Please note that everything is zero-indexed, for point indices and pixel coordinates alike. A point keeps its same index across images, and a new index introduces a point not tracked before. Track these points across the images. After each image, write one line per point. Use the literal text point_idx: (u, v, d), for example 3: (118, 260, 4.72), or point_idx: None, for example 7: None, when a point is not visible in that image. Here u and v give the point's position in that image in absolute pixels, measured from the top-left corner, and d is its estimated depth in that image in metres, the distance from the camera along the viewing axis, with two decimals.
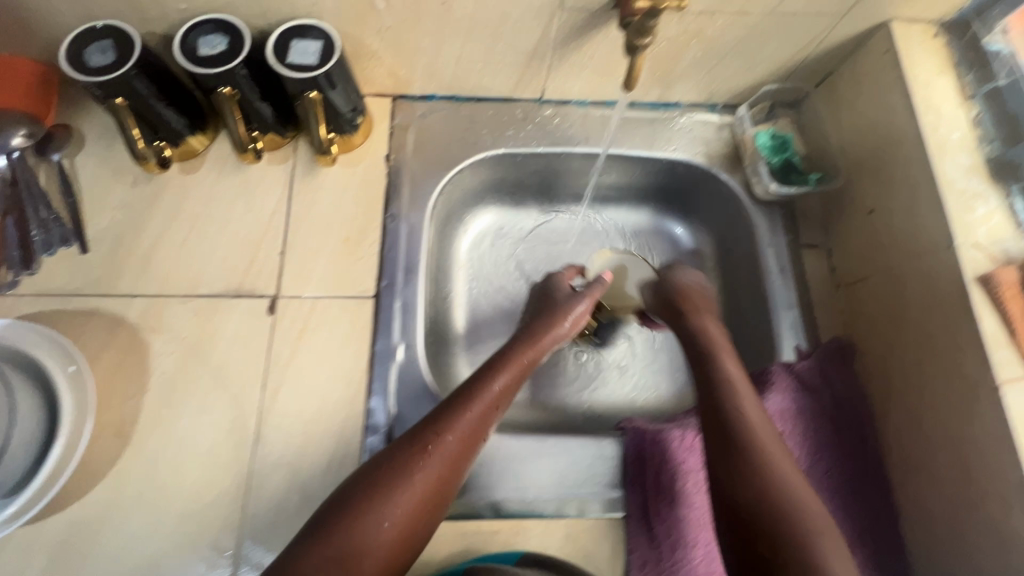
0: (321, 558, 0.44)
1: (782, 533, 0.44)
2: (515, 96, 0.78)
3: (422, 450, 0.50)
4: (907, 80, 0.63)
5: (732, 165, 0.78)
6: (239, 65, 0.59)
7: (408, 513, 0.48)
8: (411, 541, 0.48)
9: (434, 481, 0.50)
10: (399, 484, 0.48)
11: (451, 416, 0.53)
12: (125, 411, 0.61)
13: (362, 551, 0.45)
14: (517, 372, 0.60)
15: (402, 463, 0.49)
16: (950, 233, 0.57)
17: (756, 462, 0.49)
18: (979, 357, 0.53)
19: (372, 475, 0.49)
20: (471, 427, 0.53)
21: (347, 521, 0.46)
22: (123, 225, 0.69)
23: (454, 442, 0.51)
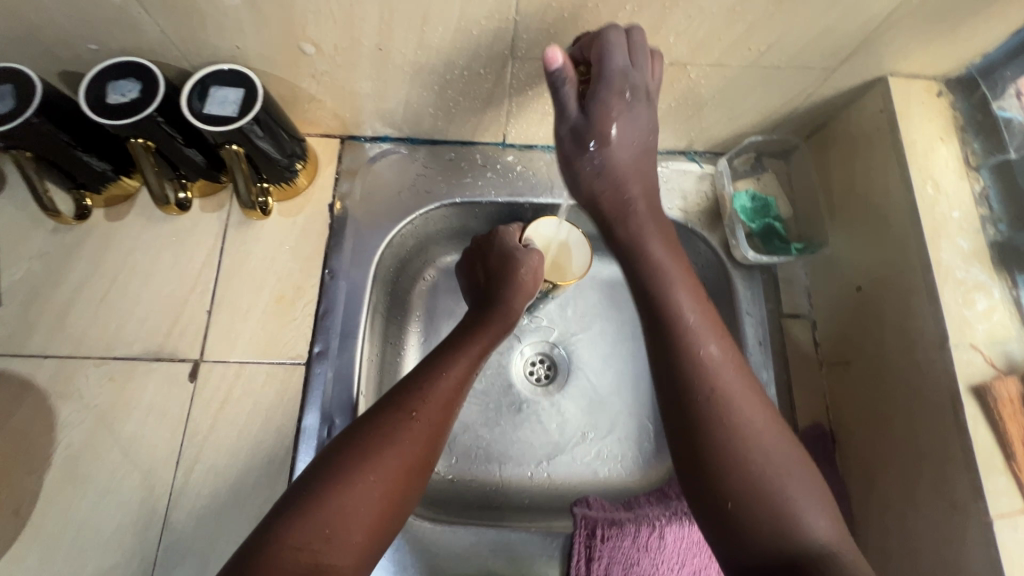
0: (310, 537, 0.42)
1: (762, 520, 0.42)
2: (475, 139, 0.72)
3: (404, 420, 0.49)
4: (904, 146, 0.56)
5: (710, 223, 0.69)
6: (153, 116, 0.54)
7: (387, 485, 0.46)
8: (397, 513, 0.47)
9: (416, 450, 0.48)
10: (378, 453, 0.47)
11: (430, 386, 0.53)
12: (24, 489, 0.56)
13: (354, 525, 0.44)
14: (496, 335, 0.61)
15: (383, 433, 0.48)
16: (943, 331, 0.50)
17: (729, 434, 0.44)
18: (970, 483, 0.46)
19: (353, 446, 0.47)
20: (447, 394, 0.53)
21: (335, 497, 0.44)
22: (38, 276, 0.63)
23: (433, 410, 0.51)
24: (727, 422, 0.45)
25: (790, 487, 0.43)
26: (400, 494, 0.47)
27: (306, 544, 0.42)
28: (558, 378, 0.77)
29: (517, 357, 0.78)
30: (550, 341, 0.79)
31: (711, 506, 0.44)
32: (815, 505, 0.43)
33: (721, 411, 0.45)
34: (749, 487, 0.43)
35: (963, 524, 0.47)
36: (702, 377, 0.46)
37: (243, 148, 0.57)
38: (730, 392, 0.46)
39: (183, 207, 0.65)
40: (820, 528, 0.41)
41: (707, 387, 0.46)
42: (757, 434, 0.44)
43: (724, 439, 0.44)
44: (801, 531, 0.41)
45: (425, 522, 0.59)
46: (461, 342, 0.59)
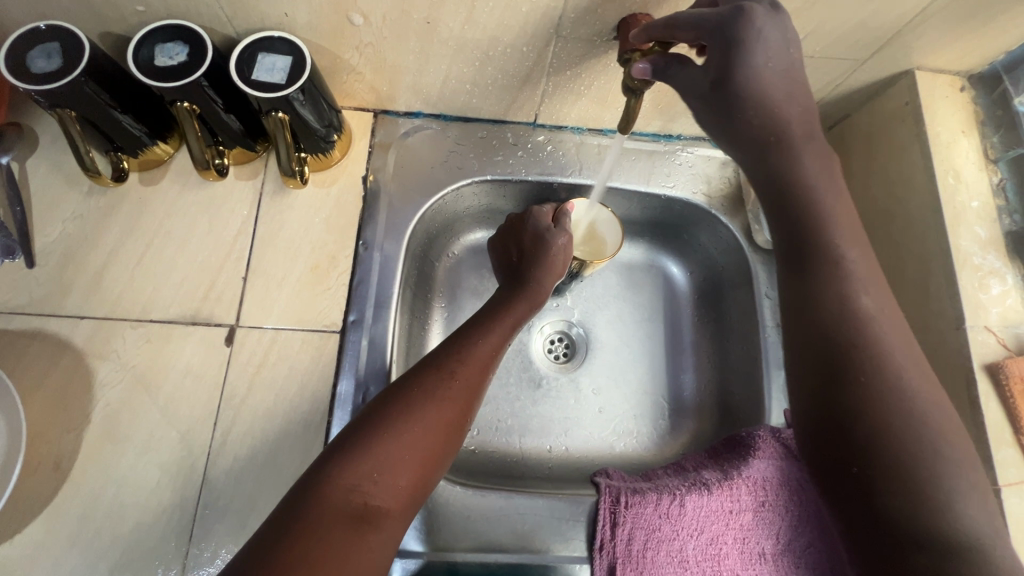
0: (360, 479, 0.43)
1: (910, 486, 0.40)
2: (507, 118, 0.73)
3: (444, 379, 0.51)
4: (927, 138, 0.58)
5: (733, 208, 0.73)
6: (200, 81, 0.54)
7: (428, 437, 0.48)
8: (436, 469, 0.48)
9: (455, 407, 0.50)
10: (420, 407, 0.49)
11: (467, 351, 0.55)
12: (64, 446, 0.57)
13: (401, 472, 0.45)
14: (526, 307, 0.63)
15: (425, 390, 0.50)
16: (960, 313, 0.53)
17: (892, 394, 0.42)
18: (981, 455, 0.50)
19: (398, 400, 0.49)
20: (483, 358, 0.55)
21: (381, 443, 0.45)
22: (74, 238, 0.64)
23: (470, 371, 0.53)
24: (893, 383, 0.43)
25: (947, 462, 0.41)
26: (440, 449, 0.48)
27: (356, 485, 0.43)
28: (576, 355, 0.79)
29: (537, 336, 0.79)
30: (569, 320, 0.80)
31: (839, 461, 0.43)
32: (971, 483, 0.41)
33: (887, 371, 0.43)
34: (906, 446, 0.41)
35: None
36: (870, 333, 0.44)
37: (287, 117, 0.58)
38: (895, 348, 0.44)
39: (221, 172, 0.66)
40: (973, 511, 0.40)
41: (865, 338, 0.44)
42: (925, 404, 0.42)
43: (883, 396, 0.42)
44: (954, 507, 0.40)
45: (456, 487, 0.61)
46: (494, 314, 0.61)
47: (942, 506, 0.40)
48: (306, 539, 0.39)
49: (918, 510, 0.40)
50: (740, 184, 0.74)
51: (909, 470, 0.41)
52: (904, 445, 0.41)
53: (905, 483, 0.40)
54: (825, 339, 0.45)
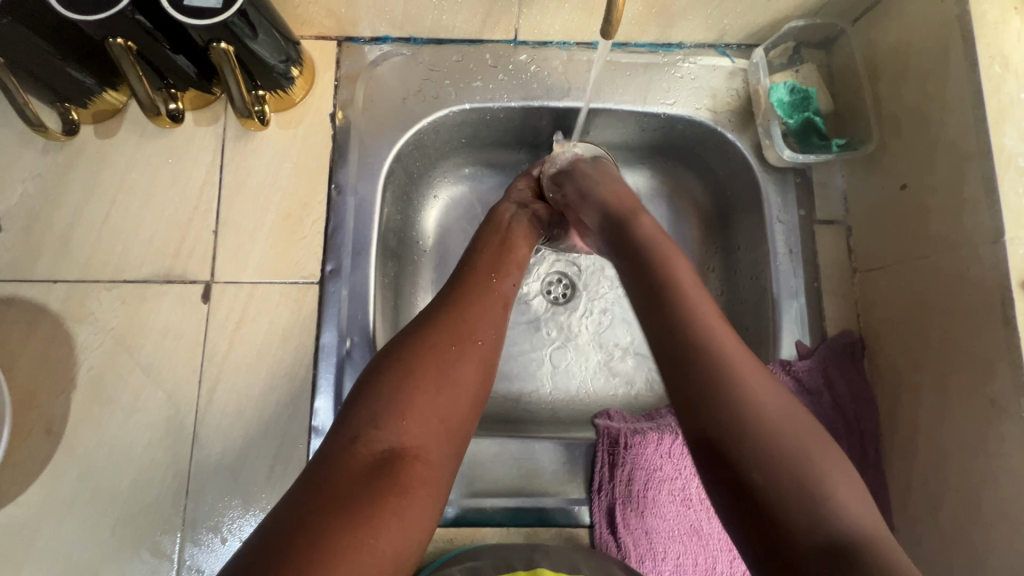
0: (372, 428, 0.41)
1: (789, 496, 0.35)
2: (484, 37, 0.65)
3: (449, 321, 0.48)
4: (970, 19, 0.49)
5: (741, 124, 0.65)
6: (129, 11, 0.48)
7: (445, 379, 0.44)
8: (463, 407, 0.45)
9: (468, 347, 0.47)
10: (426, 353, 0.45)
11: (466, 283, 0.52)
12: (54, 410, 0.57)
13: (415, 412, 0.42)
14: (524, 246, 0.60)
15: (423, 327, 0.47)
16: (999, 225, 0.46)
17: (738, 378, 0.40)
18: (1014, 382, 0.45)
19: (400, 347, 0.46)
20: (490, 298, 0.52)
21: (383, 390, 0.42)
22: (36, 199, 0.61)
23: (476, 311, 0.49)
24: (735, 357, 0.41)
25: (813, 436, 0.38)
26: (460, 390, 0.45)
27: (362, 434, 0.40)
28: (576, 296, 0.74)
29: (533, 277, 0.75)
30: (567, 259, 0.75)
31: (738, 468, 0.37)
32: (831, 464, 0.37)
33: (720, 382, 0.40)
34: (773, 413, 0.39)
35: (1000, 421, 0.46)
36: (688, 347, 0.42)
37: (231, 47, 0.52)
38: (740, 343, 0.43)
39: (176, 119, 0.61)
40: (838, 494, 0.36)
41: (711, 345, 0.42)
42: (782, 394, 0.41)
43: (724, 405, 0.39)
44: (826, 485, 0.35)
45: None
46: (481, 242, 0.58)
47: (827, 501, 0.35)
48: (326, 497, 0.37)
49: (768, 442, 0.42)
50: (749, 95, 0.65)
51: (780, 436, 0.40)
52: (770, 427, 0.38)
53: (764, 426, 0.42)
54: (655, 314, 0.46)
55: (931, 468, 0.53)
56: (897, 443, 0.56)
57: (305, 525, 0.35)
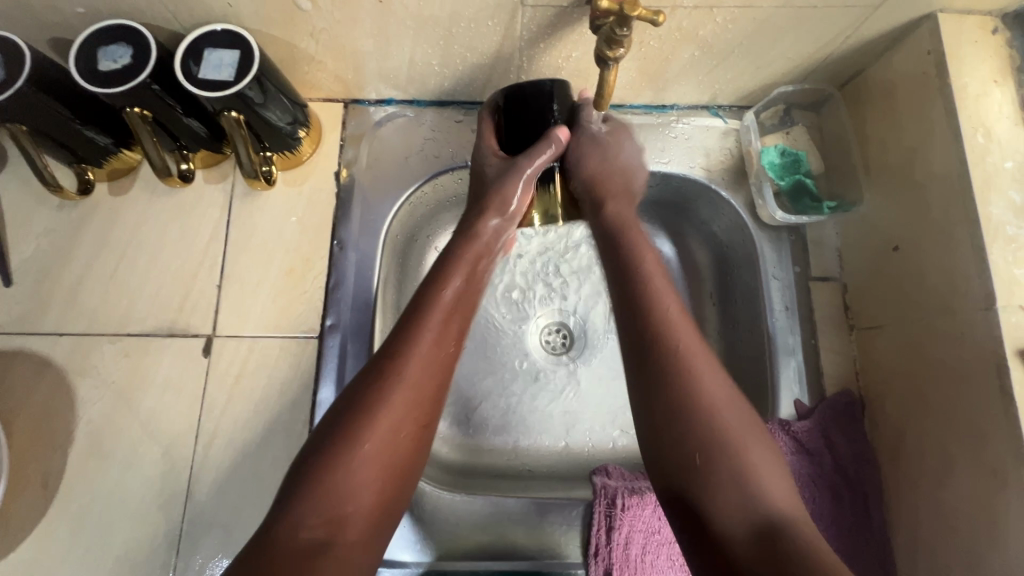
0: (305, 519, 0.39)
1: (734, 490, 0.41)
2: (484, 99, 0.68)
3: (383, 388, 0.44)
4: (952, 91, 0.51)
5: (734, 182, 0.66)
6: (147, 82, 0.51)
7: (377, 455, 0.42)
8: (407, 457, 0.44)
9: (406, 412, 0.44)
10: (361, 431, 0.42)
11: (414, 331, 0.47)
12: (50, 464, 0.57)
13: (352, 504, 0.41)
14: (466, 279, 0.51)
15: (369, 398, 0.43)
16: (990, 292, 0.47)
17: (680, 381, 0.45)
18: (1014, 451, 0.45)
19: (336, 422, 0.43)
20: (432, 348, 0.47)
21: (317, 480, 0.40)
22: (49, 254, 0.63)
23: (413, 371, 0.45)
24: (667, 332, 0.47)
25: (752, 449, 0.43)
26: (398, 458, 0.43)
27: (296, 529, 0.39)
28: (575, 347, 0.73)
29: (532, 327, 0.74)
30: (565, 309, 0.75)
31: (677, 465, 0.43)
32: (775, 474, 0.42)
33: (677, 369, 0.45)
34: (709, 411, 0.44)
35: (1002, 490, 0.46)
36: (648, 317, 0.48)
37: (242, 116, 0.55)
38: (698, 364, 0.46)
39: (186, 178, 0.64)
40: (774, 491, 0.41)
41: (673, 367, 0.45)
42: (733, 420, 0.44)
43: (667, 388, 0.45)
44: (755, 490, 0.41)
45: (444, 493, 0.59)
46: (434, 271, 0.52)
47: (752, 491, 0.41)
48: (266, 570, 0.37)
49: (694, 458, 0.43)
50: (742, 155, 0.66)
51: (707, 462, 0.42)
52: (707, 431, 0.43)
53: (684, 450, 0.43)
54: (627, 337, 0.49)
55: (936, 536, 0.52)
56: (901, 507, 0.55)
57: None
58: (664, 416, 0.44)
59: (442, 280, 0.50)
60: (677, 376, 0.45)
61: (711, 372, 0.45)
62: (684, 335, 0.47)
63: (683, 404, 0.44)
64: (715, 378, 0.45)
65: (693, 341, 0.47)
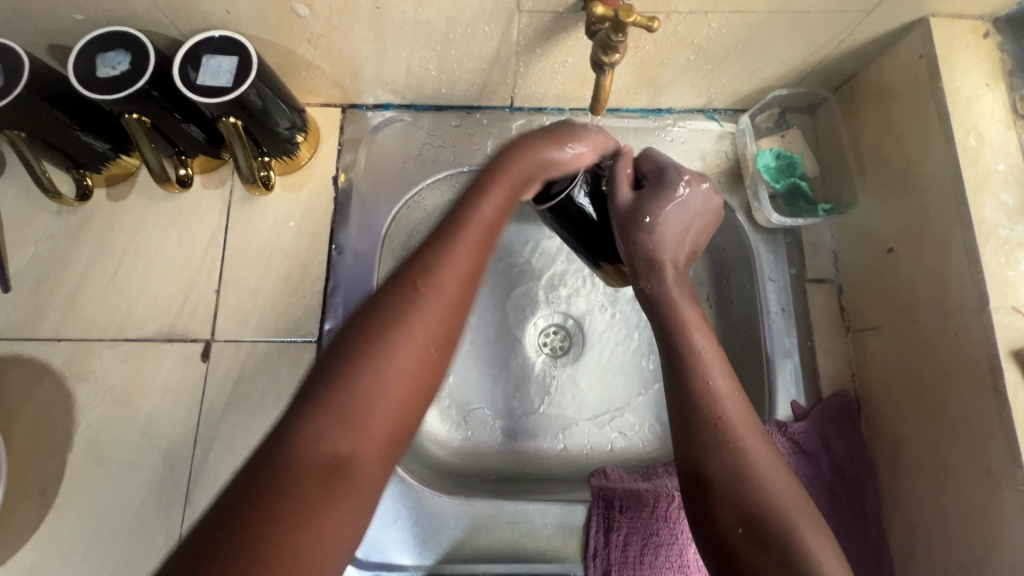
0: (325, 429, 0.33)
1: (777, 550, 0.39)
2: (481, 103, 0.68)
3: (416, 291, 0.38)
4: (944, 95, 0.52)
5: (730, 184, 0.66)
6: (146, 89, 0.51)
7: (408, 370, 0.36)
8: (436, 377, 0.38)
9: (439, 325, 0.38)
10: (394, 335, 0.36)
11: (456, 241, 0.41)
12: (48, 470, 0.57)
13: (373, 422, 0.35)
14: (505, 194, 0.45)
15: (399, 310, 0.38)
16: (984, 294, 0.47)
17: (726, 437, 0.43)
18: (1008, 451, 0.45)
19: (367, 322, 0.37)
20: (468, 263, 0.41)
21: (332, 392, 0.34)
22: (47, 259, 0.63)
23: (449, 283, 0.39)
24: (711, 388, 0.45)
25: (799, 513, 0.40)
26: (426, 374, 0.37)
27: (314, 441, 0.33)
28: (574, 349, 0.74)
29: (531, 330, 0.74)
30: (563, 311, 0.75)
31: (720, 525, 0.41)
32: (826, 542, 0.39)
33: (723, 426, 0.44)
34: (754, 468, 0.42)
35: (998, 491, 0.46)
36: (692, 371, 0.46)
37: (240, 121, 0.55)
38: (740, 417, 0.44)
39: (184, 184, 0.64)
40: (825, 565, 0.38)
41: (717, 422, 0.44)
42: (784, 501, 0.41)
43: (711, 445, 0.43)
44: (803, 554, 0.38)
45: (443, 497, 0.59)
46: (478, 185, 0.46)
47: (799, 555, 0.38)
48: (254, 504, 0.30)
49: (738, 529, 0.40)
50: (738, 158, 0.67)
51: (752, 523, 0.40)
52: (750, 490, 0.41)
53: (726, 510, 0.41)
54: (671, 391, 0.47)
55: (931, 537, 0.52)
56: (897, 507, 0.56)
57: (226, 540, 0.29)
58: (709, 474, 0.42)
59: (482, 191, 0.45)
60: (721, 433, 0.43)
61: (756, 430, 0.44)
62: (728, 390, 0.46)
63: (727, 463, 0.42)
64: (764, 457, 0.42)
65: (740, 417, 0.44)
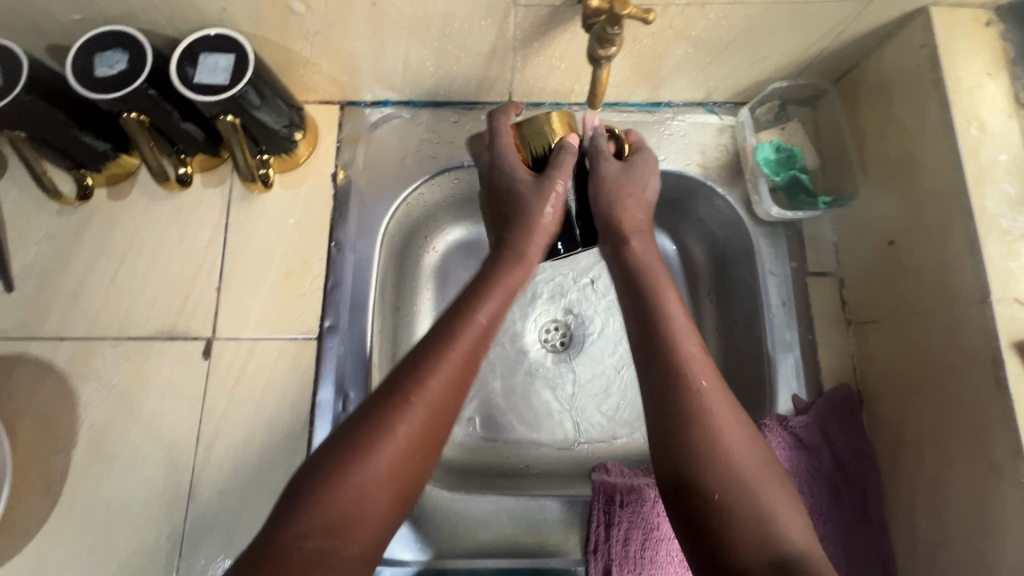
0: (309, 529, 0.39)
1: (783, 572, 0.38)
2: (479, 99, 0.68)
3: (402, 407, 0.43)
4: (945, 85, 0.51)
5: (730, 178, 0.66)
6: (144, 88, 0.51)
7: (384, 486, 0.41)
8: (413, 483, 0.43)
9: (418, 437, 0.43)
10: (373, 454, 0.41)
11: (434, 355, 0.46)
12: (53, 468, 0.58)
13: (355, 528, 0.40)
14: (500, 300, 0.50)
15: (382, 424, 0.42)
16: (985, 286, 0.47)
17: (718, 454, 0.42)
18: (1010, 443, 0.45)
19: (348, 439, 0.42)
20: (453, 375, 0.45)
21: (323, 498, 0.39)
22: (49, 259, 0.63)
23: (434, 395, 0.44)
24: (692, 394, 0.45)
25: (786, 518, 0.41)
26: (404, 485, 0.42)
27: (299, 537, 0.38)
28: (574, 345, 0.73)
29: (531, 326, 0.74)
30: (563, 307, 0.75)
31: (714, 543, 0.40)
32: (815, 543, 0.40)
33: (710, 438, 0.43)
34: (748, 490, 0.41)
35: (1000, 484, 0.46)
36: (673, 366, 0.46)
37: (238, 119, 0.55)
38: (722, 424, 0.44)
39: (184, 181, 0.64)
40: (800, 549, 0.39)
41: (705, 433, 0.43)
42: (771, 501, 0.41)
43: (699, 456, 0.42)
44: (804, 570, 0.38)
45: (443, 492, 0.60)
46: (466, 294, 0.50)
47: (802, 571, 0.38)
48: None
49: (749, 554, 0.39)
50: (737, 151, 0.66)
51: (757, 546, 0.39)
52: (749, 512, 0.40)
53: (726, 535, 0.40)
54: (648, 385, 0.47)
55: (934, 530, 0.52)
56: (899, 501, 0.55)
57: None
58: (705, 492, 0.41)
59: (475, 303, 0.49)
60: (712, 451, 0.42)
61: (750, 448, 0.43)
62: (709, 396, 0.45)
63: (717, 477, 0.42)
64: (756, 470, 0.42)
65: (728, 419, 0.44)
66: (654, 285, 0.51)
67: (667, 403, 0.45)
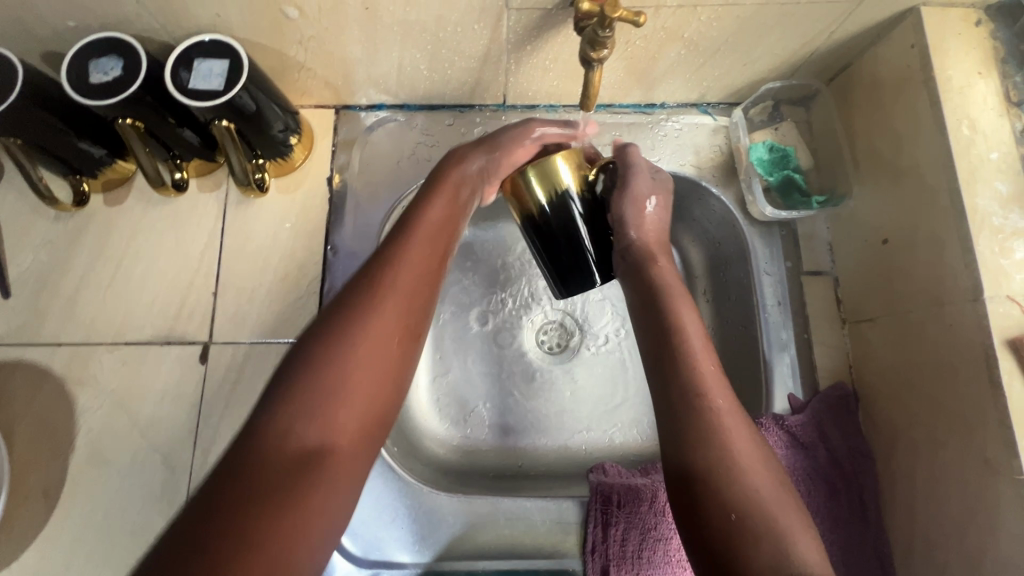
0: (295, 422, 0.37)
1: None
2: (473, 102, 0.68)
3: (373, 293, 0.43)
4: (936, 84, 0.51)
5: (725, 178, 0.66)
6: (139, 94, 0.52)
7: (366, 368, 0.40)
8: (399, 370, 0.42)
9: (394, 312, 0.43)
10: (353, 336, 0.40)
11: (393, 254, 0.46)
12: (51, 473, 0.58)
13: (343, 412, 0.38)
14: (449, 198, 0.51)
15: (359, 313, 0.42)
16: (978, 283, 0.47)
17: (733, 472, 0.39)
18: (1003, 440, 0.45)
19: (325, 327, 0.41)
20: (417, 264, 0.46)
21: (308, 384, 0.38)
22: (46, 265, 0.63)
23: (403, 287, 0.44)
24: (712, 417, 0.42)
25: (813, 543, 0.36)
26: (389, 364, 0.41)
27: (285, 428, 0.37)
28: (571, 346, 0.74)
29: (528, 328, 0.74)
30: (560, 309, 0.75)
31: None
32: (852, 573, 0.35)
33: (730, 461, 0.40)
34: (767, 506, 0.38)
35: (995, 481, 0.46)
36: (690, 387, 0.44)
37: (233, 124, 0.56)
38: (737, 442, 0.41)
39: (180, 187, 0.64)
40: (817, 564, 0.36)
41: (722, 459, 0.40)
42: (790, 522, 0.37)
43: (717, 480, 0.39)
44: None
45: (443, 496, 0.60)
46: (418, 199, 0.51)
47: None
48: (240, 501, 0.33)
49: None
50: (731, 151, 0.67)
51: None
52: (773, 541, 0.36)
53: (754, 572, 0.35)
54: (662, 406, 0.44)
55: (931, 527, 0.52)
56: (896, 499, 0.56)
57: (228, 500, 0.33)
58: (723, 515, 0.38)
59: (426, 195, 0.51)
60: (729, 472, 0.39)
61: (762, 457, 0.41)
62: (726, 414, 0.42)
63: (739, 500, 0.38)
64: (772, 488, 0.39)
65: (742, 434, 0.41)
66: (668, 296, 0.50)
67: (680, 421, 0.42)
